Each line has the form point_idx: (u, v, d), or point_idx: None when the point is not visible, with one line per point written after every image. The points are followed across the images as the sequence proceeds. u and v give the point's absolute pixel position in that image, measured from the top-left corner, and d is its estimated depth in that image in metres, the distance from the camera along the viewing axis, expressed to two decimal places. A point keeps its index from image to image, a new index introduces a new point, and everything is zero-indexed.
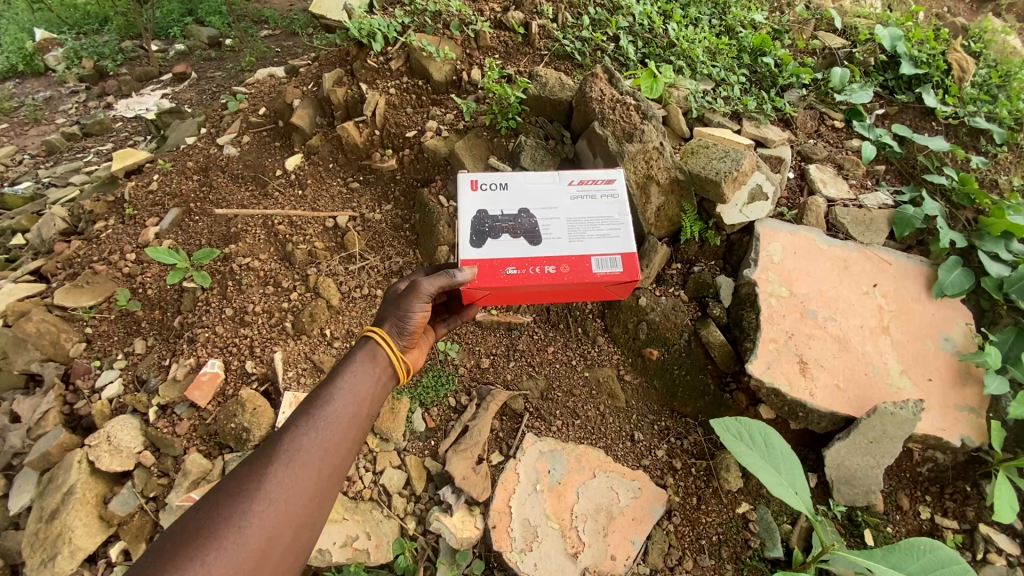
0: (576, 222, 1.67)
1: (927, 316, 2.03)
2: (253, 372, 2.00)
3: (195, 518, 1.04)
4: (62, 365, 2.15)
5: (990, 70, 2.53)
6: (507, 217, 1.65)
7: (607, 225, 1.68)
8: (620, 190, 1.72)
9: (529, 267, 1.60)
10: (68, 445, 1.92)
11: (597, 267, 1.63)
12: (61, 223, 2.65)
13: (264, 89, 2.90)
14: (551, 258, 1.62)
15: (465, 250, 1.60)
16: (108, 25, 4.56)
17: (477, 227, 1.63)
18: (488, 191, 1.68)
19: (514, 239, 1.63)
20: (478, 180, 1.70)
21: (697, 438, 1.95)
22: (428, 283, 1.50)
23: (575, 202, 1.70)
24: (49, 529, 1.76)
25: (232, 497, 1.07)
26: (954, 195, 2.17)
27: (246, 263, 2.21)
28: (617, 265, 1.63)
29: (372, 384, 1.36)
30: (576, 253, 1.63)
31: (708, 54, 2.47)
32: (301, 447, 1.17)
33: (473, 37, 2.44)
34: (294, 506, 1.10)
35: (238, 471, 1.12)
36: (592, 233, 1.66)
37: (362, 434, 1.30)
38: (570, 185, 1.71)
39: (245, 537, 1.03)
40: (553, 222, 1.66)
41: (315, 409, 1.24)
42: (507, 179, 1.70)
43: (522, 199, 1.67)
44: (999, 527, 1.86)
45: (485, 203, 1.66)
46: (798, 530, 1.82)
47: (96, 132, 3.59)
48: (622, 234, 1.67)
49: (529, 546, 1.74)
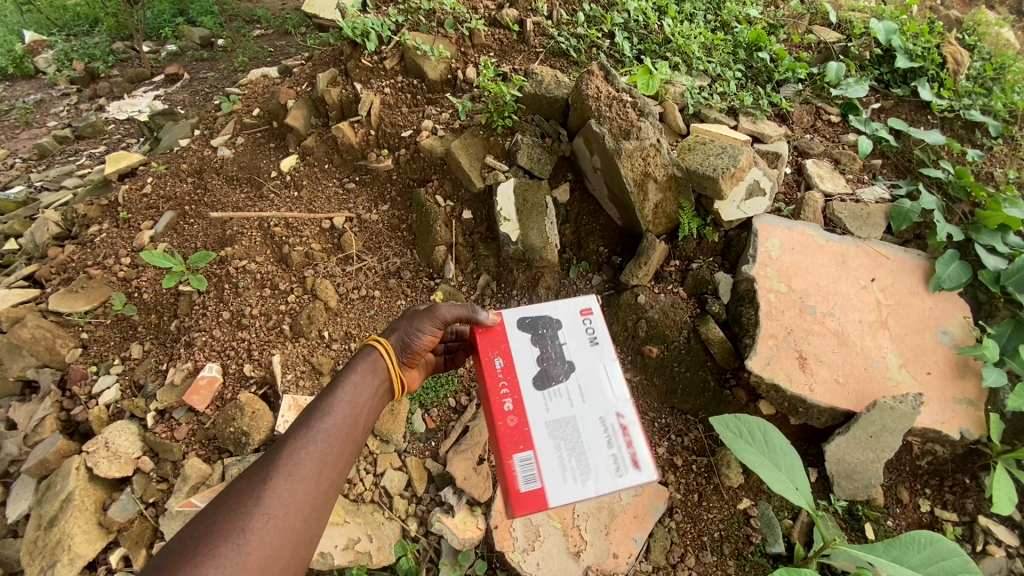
0: (572, 426, 1.37)
1: (926, 310, 2.03)
2: (252, 376, 1.99)
3: (193, 536, 1.02)
4: (59, 370, 2.13)
5: (985, 63, 2.53)
6: (557, 350, 1.48)
7: (579, 465, 1.32)
8: (626, 479, 1.30)
9: (501, 379, 1.43)
10: (66, 452, 1.91)
11: (519, 460, 1.32)
12: (54, 227, 2.61)
13: (258, 89, 2.86)
14: (518, 402, 1.39)
15: (514, 315, 1.53)
16: (99, 26, 4.53)
17: (539, 321, 1.52)
18: (582, 325, 1.52)
19: (533, 358, 1.47)
20: (592, 313, 1.55)
21: (698, 435, 1.96)
22: (447, 310, 1.52)
23: (597, 423, 1.37)
24: (48, 536, 1.75)
25: (230, 513, 1.06)
26: (950, 188, 2.17)
27: (243, 266, 2.19)
28: (529, 484, 1.30)
29: (370, 395, 1.38)
30: (532, 432, 1.36)
31: (704, 50, 2.46)
32: (299, 461, 1.17)
33: (467, 35, 2.42)
34: (294, 520, 1.10)
35: (235, 487, 1.12)
36: (564, 447, 1.34)
37: (358, 447, 1.32)
38: (618, 415, 1.39)
39: (245, 554, 1.02)
40: (563, 402, 1.40)
41: (312, 422, 1.25)
42: (606, 343, 1.50)
43: (584, 361, 1.46)
44: (998, 518, 1.87)
45: (569, 326, 1.52)
46: (799, 525, 1.82)
47: (89, 135, 3.57)
48: (572, 488, 1.29)
49: (531, 546, 1.74)
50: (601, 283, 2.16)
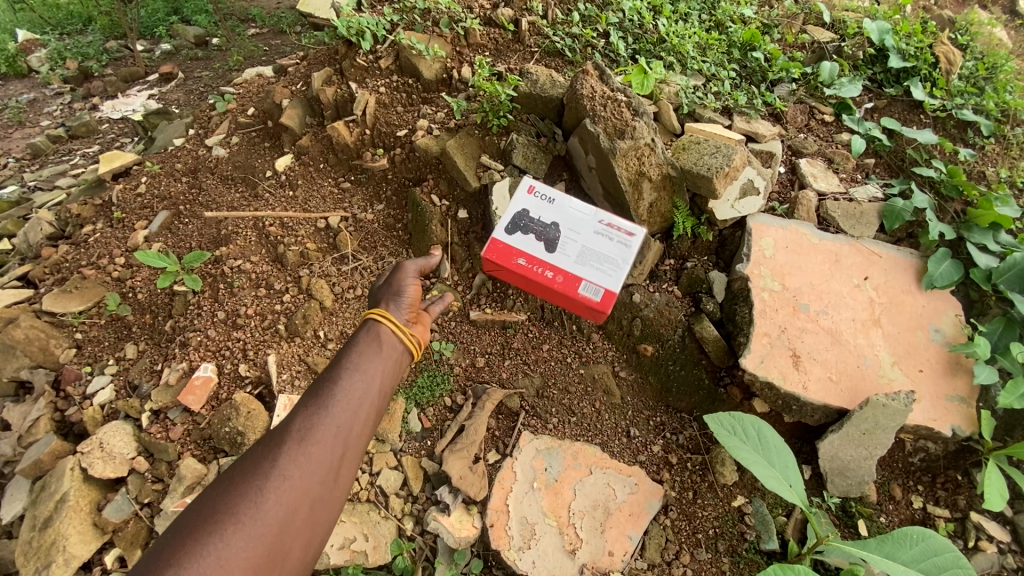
0: (587, 250, 1.76)
1: (919, 308, 2.05)
2: (246, 376, 1.99)
3: (214, 497, 1.07)
4: (53, 371, 2.13)
5: (977, 62, 2.54)
6: (542, 224, 1.78)
7: (610, 264, 1.75)
8: (634, 246, 1.76)
9: (534, 265, 1.75)
10: (61, 453, 1.91)
11: (583, 289, 1.73)
12: (48, 227, 2.60)
13: (253, 88, 2.85)
14: (553, 266, 1.75)
15: (499, 230, 1.81)
16: (93, 25, 4.51)
17: (515, 220, 1.80)
18: (537, 198, 1.81)
19: (534, 241, 1.77)
20: (534, 186, 1.83)
21: (692, 434, 1.97)
22: (411, 262, 1.65)
23: (596, 236, 1.77)
24: (43, 537, 1.74)
25: (247, 476, 1.09)
26: (942, 186, 2.19)
27: (238, 266, 2.19)
28: (599, 295, 1.72)
29: (384, 359, 1.37)
30: (574, 273, 1.74)
31: (698, 49, 2.47)
32: (313, 426, 1.19)
33: (463, 35, 2.42)
34: (310, 482, 1.12)
35: (253, 453, 1.15)
36: (593, 263, 1.75)
37: (377, 409, 1.31)
38: (598, 221, 1.79)
39: (262, 512, 1.05)
40: (574, 243, 1.76)
41: (325, 389, 1.26)
42: (557, 196, 1.82)
43: (562, 216, 1.79)
44: (990, 514, 1.88)
45: (529, 205, 1.81)
46: (793, 522, 1.83)
47: (83, 134, 3.55)
48: (616, 276, 1.74)
49: (527, 544, 1.74)
50: None
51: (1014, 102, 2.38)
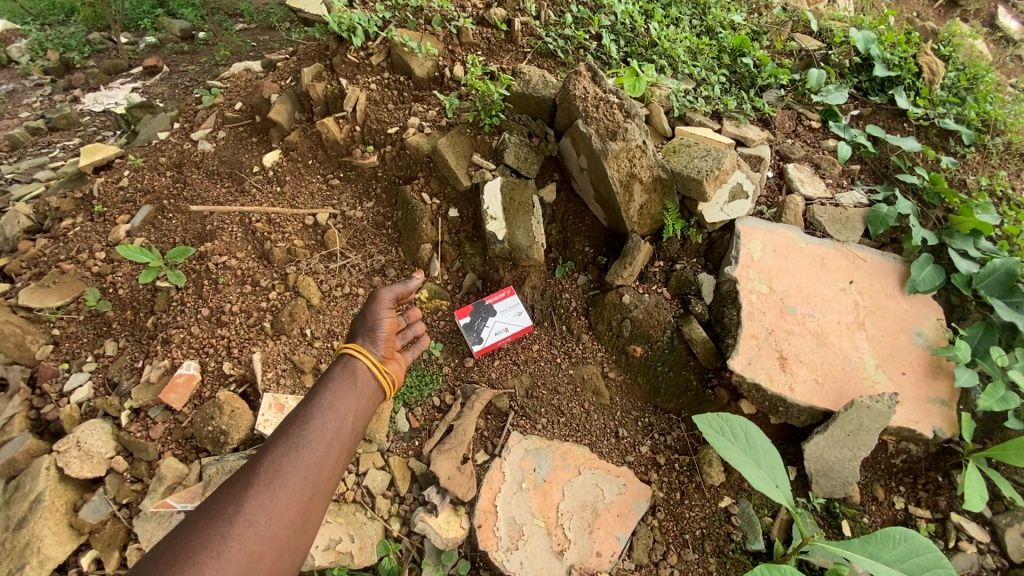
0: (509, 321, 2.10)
1: (902, 311, 2.08)
2: (231, 373, 1.95)
3: (171, 545, 1.00)
4: (28, 368, 2.06)
5: (959, 73, 2.60)
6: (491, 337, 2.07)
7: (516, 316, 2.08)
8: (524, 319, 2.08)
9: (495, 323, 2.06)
10: (35, 452, 1.85)
11: (509, 312, 2.07)
12: (25, 220, 2.53)
13: (240, 82, 2.79)
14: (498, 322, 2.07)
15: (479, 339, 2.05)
16: (75, 16, 4.43)
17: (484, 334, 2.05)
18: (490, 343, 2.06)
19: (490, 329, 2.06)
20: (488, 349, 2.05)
21: (680, 434, 1.98)
22: (388, 291, 1.65)
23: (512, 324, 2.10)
24: (15, 539, 1.69)
25: (209, 522, 1.04)
26: (925, 194, 2.21)
27: (223, 262, 2.15)
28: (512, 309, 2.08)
29: (354, 398, 1.37)
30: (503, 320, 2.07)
31: (689, 54, 2.49)
32: (282, 468, 1.15)
33: (455, 33, 2.41)
34: (277, 528, 1.08)
35: (215, 498, 1.10)
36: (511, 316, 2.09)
37: (348, 451, 1.29)
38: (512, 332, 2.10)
39: (225, 561, 1.00)
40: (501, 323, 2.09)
41: (294, 429, 1.24)
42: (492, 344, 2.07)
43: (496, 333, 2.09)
44: (969, 515, 1.91)
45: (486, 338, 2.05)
46: (779, 522, 1.85)
47: (63, 126, 3.47)
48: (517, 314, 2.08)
49: (515, 544, 1.74)
50: (586, 282, 2.17)
51: (995, 112, 2.42)
